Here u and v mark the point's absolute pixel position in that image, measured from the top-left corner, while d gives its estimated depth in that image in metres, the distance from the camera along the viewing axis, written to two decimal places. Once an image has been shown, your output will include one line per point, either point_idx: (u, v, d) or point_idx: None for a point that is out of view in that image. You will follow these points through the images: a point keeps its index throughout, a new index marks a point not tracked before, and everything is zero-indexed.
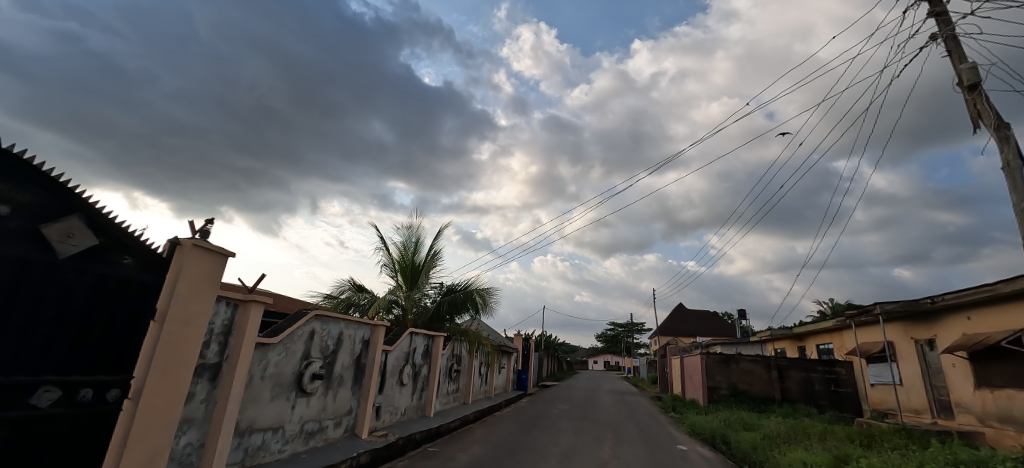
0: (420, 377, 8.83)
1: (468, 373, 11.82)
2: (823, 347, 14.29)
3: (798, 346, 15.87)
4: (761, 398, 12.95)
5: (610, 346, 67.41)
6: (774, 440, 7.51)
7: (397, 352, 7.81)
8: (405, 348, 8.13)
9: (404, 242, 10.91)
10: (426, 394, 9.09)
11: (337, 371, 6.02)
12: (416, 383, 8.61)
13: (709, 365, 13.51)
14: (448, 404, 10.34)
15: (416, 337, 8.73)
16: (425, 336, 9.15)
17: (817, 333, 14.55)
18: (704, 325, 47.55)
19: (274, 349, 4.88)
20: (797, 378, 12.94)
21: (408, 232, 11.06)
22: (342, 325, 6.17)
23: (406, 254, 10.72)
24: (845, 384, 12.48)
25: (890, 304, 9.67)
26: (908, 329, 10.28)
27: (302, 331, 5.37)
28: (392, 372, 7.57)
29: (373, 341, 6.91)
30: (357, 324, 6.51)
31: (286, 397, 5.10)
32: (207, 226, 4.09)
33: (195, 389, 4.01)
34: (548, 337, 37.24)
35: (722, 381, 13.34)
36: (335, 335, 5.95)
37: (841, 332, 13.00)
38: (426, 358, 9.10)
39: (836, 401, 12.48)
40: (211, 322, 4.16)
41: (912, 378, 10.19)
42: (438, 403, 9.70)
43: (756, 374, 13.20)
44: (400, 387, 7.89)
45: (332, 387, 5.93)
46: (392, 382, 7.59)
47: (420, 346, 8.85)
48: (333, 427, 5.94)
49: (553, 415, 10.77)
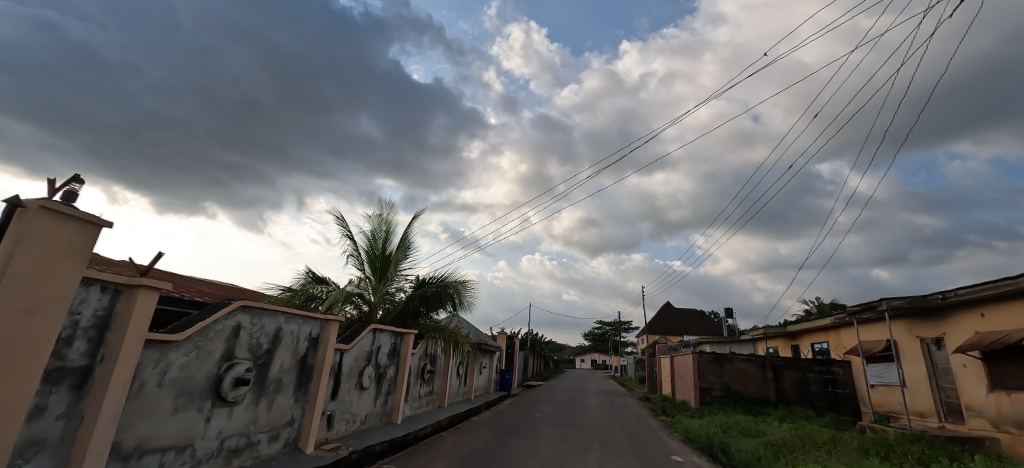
0: (386, 380, 7.84)
1: (444, 373, 10.85)
2: (818, 346, 13.73)
3: (792, 345, 15.28)
4: (755, 399, 12.27)
5: (597, 345, 66.94)
6: (780, 450, 6.74)
7: (356, 352, 6.81)
8: (366, 346, 7.15)
9: (373, 230, 9.93)
10: (393, 399, 8.10)
11: (273, 375, 5.03)
12: (380, 386, 7.63)
13: (701, 364, 12.78)
14: (420, 408, 9.36)
15: (382, 335, 7.73)
16: (393, 334, 8.16)
17: (812, 332, 13.96)
18: (692, 324, 47.30)
19: (178, 349, 3.87)
20: (793, 378, 12.30)
21: (379, 220, 10.06)
22: (281, 319, 5.16)
23: (375, 243, 9.74)
24: (843, 385, 11.87)
25: (897, 300, 9.03)
26: (913, 327, 9.66)
27: (223, 326, 4.36)
28: (349, 374, 6.58)
29: (324, 339, 5.91)
30: (302, 319, 5.51)
31: (197, 408, 4.09)
32: (66, 186, 3.16)
33: (46, 401, 2.98)
34: (534, 337, 36.39)
35: (714, 382, 12.61)
36: (269, 331, 4.94)
37: (838, 330, 12.40)
38: (393, 358, 8.11)
39: (833, 403, 11.86)
40: (76, 312, 3.14)
41: (917, 379, 9.58)
42: (408, 407, 8.72)
43: (750, 374, 12.52)
44: (359, 391, 6.90)
45: (266, 394, 4.93)
46: (349, 387, 6.59)
47: (386, 344, 7.87)
48: (267, 441, 4.95)
49: (535, 420, 9.91)
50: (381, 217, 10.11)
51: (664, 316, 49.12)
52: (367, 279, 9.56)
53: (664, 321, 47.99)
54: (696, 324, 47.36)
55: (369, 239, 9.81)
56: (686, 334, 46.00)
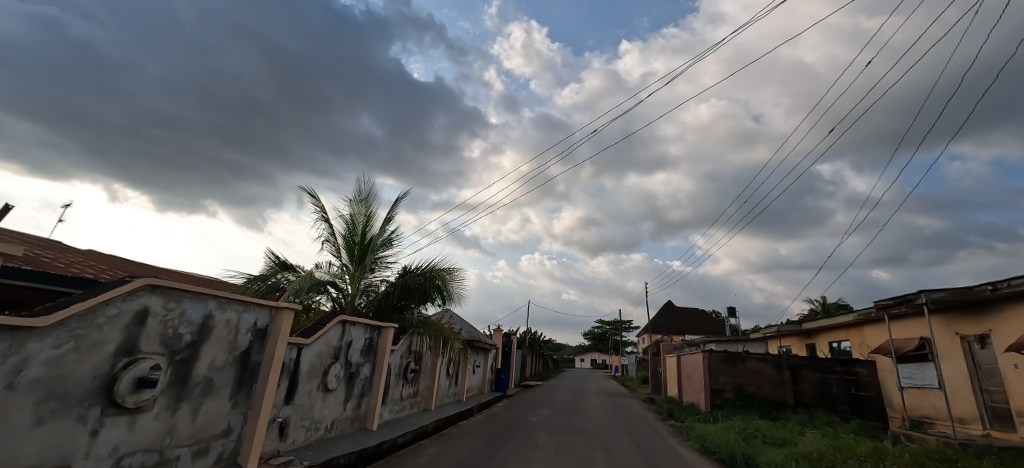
0: (359, 380, 6.81)
1: (431, 373, 9.84)
2: (838, 345, 12.74)
3: (808, 344, 14.26)
4: (771, 402, 11.26)
5: (597, 344, 65.97)
6: (817, 463, 5.79)
7: (320, 347, 5.78)
8: (334, 341, 6.12)
9: (352, 214, 8.90)
10: (369, 402, 7.10)
11: (200, 375, 4.03)
12: (352, 388, 6.61)
13: (712, 364, 11.78)
14: (402, 411, 8.35)
15: (354, 328, 6.69)
16: (370, 328, 7.12)
17: (831, 330, 12.96)
18: (694, 323, 46.33)
19: (44, 339, 2.88)
20: (812, 379, 11.29)
21: (358, 203, 9.04)
22: (212, 305, 4.16)
23: (354, 228, 8.72)
24: (867, 387, 10.87)
25: (938, 292, 8.04)
26: (952, 323, 8.67)
27: (122, 310, 3.37)
28: (309, 374, 5.56)
29: (274, 331, 4.90)
30: (243, 306, 4.50)
31: (77, 417, 3.09)
32: None
33: None
34: (532, 335, 35.29)
35: (726, 383, 11.61)
36: (193, 319, 3.94)
37: (863, 328, 11.39)
38: (369, 355, 7.08)
39: (857, 407, 10.85)
40: None
41: (957, 380, 8.60)
42: (387, 411, 7.70)
43: (765, 375, 11.50)
44: (323, 393, 5.88)
45: (189, 399, 3.94)
46: (309, 388, 5.59)
47: (361, 340, 6.84)
48: (191, 457, 3.97)
49: (530, 425, 8.93)
50: (361, 199, 9.09)
51: (665, 314, 48.19)
52: (345, 268, 8.56)
53: (665, 319, 47.02)
54: (698, 323, 46.44)
55: (347, 223, 8.78)
56: (687, 334, 45.02)
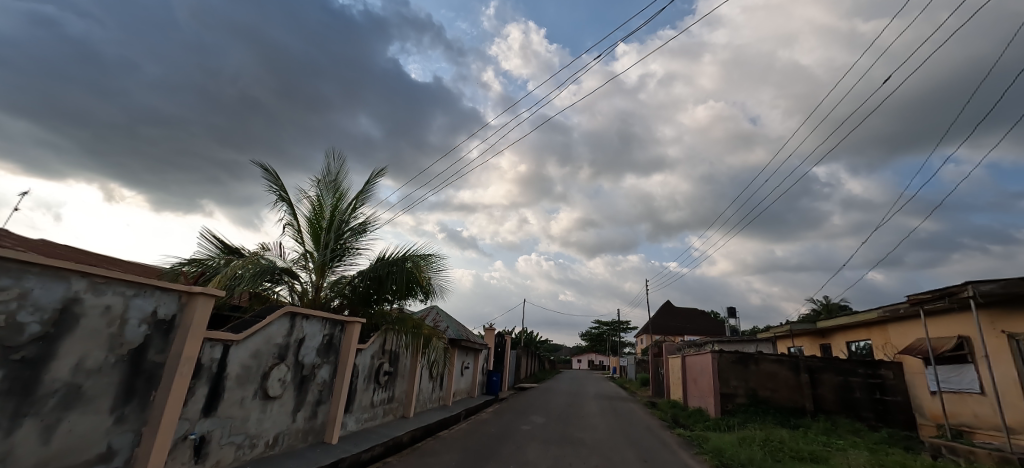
0: (315, 384, 5.71)
1: (411, 376, 8.71)
2: (857, 345, 11.74)
3: (822, 345, 13.24)
4: (787, 408, 10.22)
5: (595, 345, 64.92)
6: None
7: (257, 345, 4.67)
8: (279, 337, 5.02)
9: (318, 197, 7.81)
10: (329, 410, 6.00)
11: (57, 381, 2.95)
12: (305, 394, 5.50)
13: (722, 366, 10.73)
14: (373, 420, 7.25)
15: (309, 321, 5.59)
16: (330, 323, 6.01)
17: (849, 329, 11.96)
18: (693, 324, 45.46)
19: None
20: (832, 383, 10.28)
21: (326, 184, 7.96)
22: (80, 286, 3.07)
23: (320, 212, 7.65)
24: (893, 391, 9.87)
25: (987, 285, 7.04)
26: (998, 320, 7.63)
27: None
28: (240, 378, 4.47)
29: (184, 325, 3.79)
30: (134, 289, 3.42)
31: None
32: None
33: None
34: (527, 335, 34.32)
35: (738, 387, 10.55)
36: (44, 303, 2.85)
37: (888, 326, 10.38)
38: (329, 356, 5.98)
39: (883, 414, 9.83)
40: None
41: (1005, 385, 7.56)
42: (353, 421, 6.60)
43: (781, 378, 10.46)
44: (262, 402, 4.78)
45: (38, 414, 2.85)
46: (240, 396, 4.49)
47: (318, 337, 5.75)
48: None
49: (520, 436, 7.84)
50: (329, 179, 7.98)
51: (664, 314, 47.27)
52: (309, 256, 7.48)
53: (664, 319, 46.07)
54: (697, 324, 45.59)
55: (312, 207, 7.69)
56: (687, 334, 44.09)
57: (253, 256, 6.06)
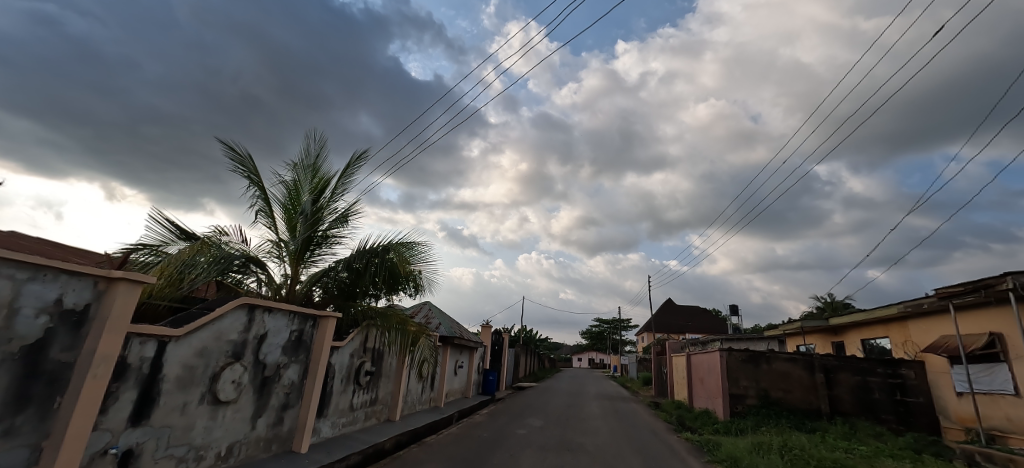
0: (281, 386, 5.07)
1: (397, 376, 8.06)
2: (872, 342, 11.10)
3: (835, 342, 12.58)
4: (801, 410, 9.57)
5: (595, 343, 64.34)
6: None
7: (203, 342, 4.03)
8: (233, 332, 4.37)
9: (294, 182, 7.05)
10: (298, 415, 5.36)
11: None
12: (267, 398, 4.86)
13: (731, 365, 10.10)
14: (352, 425, 6.61)
15: (273, 315, 4.92)
16: (299, 318, 5.36)
17: (865, 325, 11.30)
18: (695, 321, 44.90)
19: None
20: (850, 383, 9.64)
21: (303, 167, 7.18)
22: None
23: (295, 197, 6.92)
24: (915, 392, 9.21)
25: None
26: None
27: None
28: (181, 380, 3.84)
29: (101, 316, 3.14)
30: (29, 273, 2.76)
31: None
32: None
33: None
34: (526, 333, 33.75)
35: (748, 387, 9.90)
36: None
37: (910, 323, 9.71)
38: (298, 354, 5.33)
39: (904, 416, 9.18)
40: None
41: None
42: (327, 426, 5.97)
43: (794, 378, 9.82)
44: (211, 408, 4.14)
45: None
46: (182, 401, 3.86)
47: (284, 333, 5.10)
48: None
49: (514, 442, 7.19)
50: (307, 162, 7.21)
51: (665, 312, 46.61)
52: (283, 245, 6.82)
53: (665, 317, 45.44)
54: (699, 322, 45.03)
55: (287, 192, 6.97)
56: (688, 332, 43.48)
57: (209, 243, 5.46)
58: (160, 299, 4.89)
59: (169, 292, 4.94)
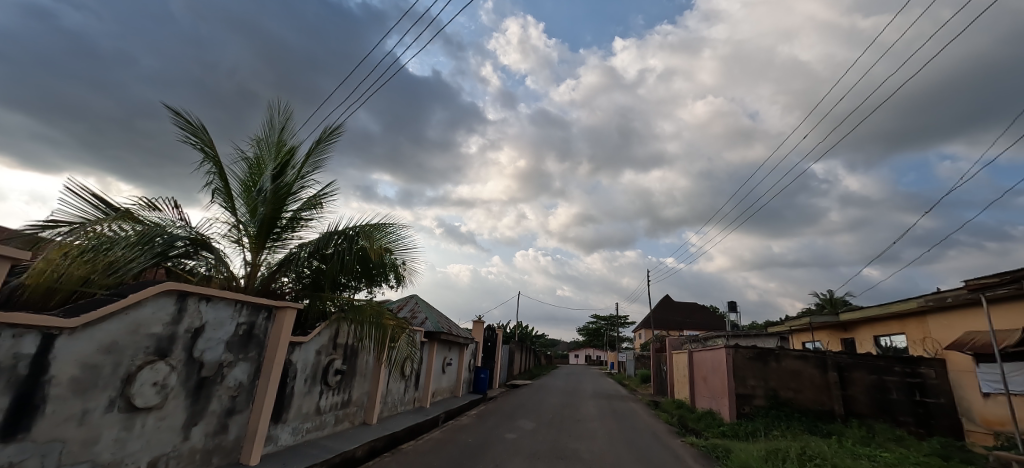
0: (225, 388, 4.33)
1: (374, 376, 7.31)
2: (887, 339, 10.43)
3: (845, 339, 11.91)
4: (813, 412, 8.91)
5: (593, 340, 63.85)
6: None
7: (112, 335, 3.29)
8: (158, 324, 3.63)
9: (255, 156, 6.26)
10: (247, 421, 4.62)
11: None
12: (205, 402, 4.11)
13: (738, 363, 9.42)
14: (319, 430, 5.87)
15: (213, 304, 4.17)
16: (249, 309, 4.60)
17: (879, 321, 10.63)
18: (693, 318, 44.41)
19: None
20: (864, 382, 9.00)
21: (266, 140, 6.36)
22: None
23: (255, 173, 6.13)
24: (935, 393, 8.52)
25: None
26: None
27: None
28: (79, 382, 3.09)
29: None
30: None
31: None
32: None
33: None
34: (523, 329, 33.17)
35: (756, 387, 9.23)
36: None
37: (929, 318, 9.04)
38: (248, 352, 4.58)
39: (924, 418, 8.53)
40: None
41: None
42: (287, 433, 5.23)
43: (806, 377, 9.16)
44: (124, 416, 3.39)
45: None
46: (80, 409, 3.11)
47: (228, 327, 4.34)
48: None
49: (503, 448, 6.48)
50: (271, 135, 6.43)
51: (664, 309, 46.02)
52: (243, 227, 6.06)
53: (664, 313, 44.89)
54: (697, 318, 44.55)
55: (248, 169, 6.22)
56: (687, 329, 42.90)
57: (128, 213, 4.76)
58: (95, 287, 4.31)
59: (95, 277, 4.32)
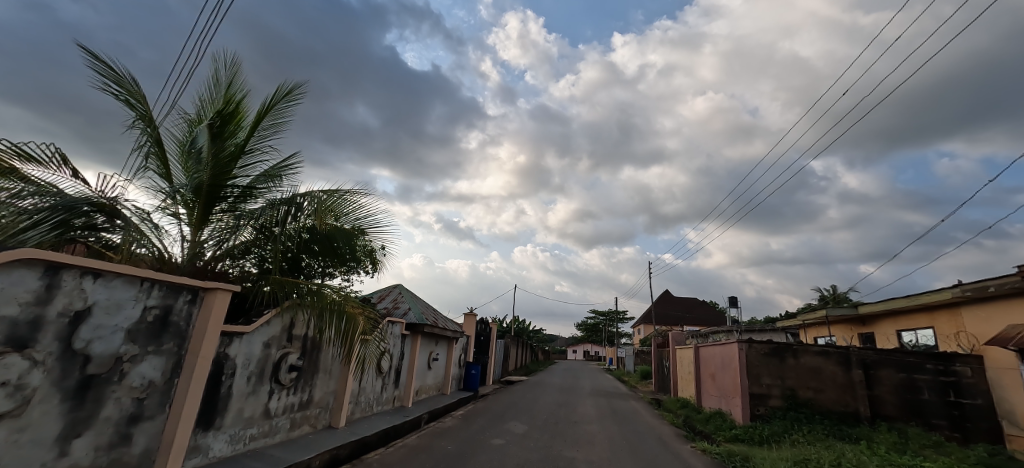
0: (126, 387, 3.41)
1: (341, 373, 6.39)
2: (912, 334, 9.55)
3: (865, 334, 11.03)
4: (835, 413, 8.06)
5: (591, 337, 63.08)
6: None
7: None
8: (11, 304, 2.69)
9: (196, 114, 5.27)
10: (163, 430, 3.73)
11: None
12: (95, 407, 3.20)
13: (752, 360, 8.54)
14: (267, 439, 4.96)
15: (104, 281, 3.23)
16: (163, 290, 3.67)
17: (904, 315, 9.75)
18: (693, 313, 43.68)
19: None
20: (893, 381, 8.13)
21: (209, 98, 5.36)
22: None
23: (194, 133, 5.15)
24: (971, 393, 7.68)
25: None
26: None
27: None
28: None
29: None
30: None
31: None
32: None
33: None
34: (520, 325, 32.26)
35: (772, 385, 8.36)
36: None
37: (964, 311, 8.18)
38: (161, 343, 3.66)
39: (959, 421, 7.69)
40: None
41: None
42: (222, 442, 4.32)
43: (827, 375, 8.29)
44: None
45: None
46: None
47: (130, 311, 3.42)
48: None
49: (487, 456, 5.58)
50: (217, 91, 5.41)
51: (663, 305, 45.26)
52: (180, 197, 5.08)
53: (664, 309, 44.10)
54: (697, 313, 43.81)
55: (188, 130, 5.20)
56: (688, 325, 42.10)
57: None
58: None
59: None
